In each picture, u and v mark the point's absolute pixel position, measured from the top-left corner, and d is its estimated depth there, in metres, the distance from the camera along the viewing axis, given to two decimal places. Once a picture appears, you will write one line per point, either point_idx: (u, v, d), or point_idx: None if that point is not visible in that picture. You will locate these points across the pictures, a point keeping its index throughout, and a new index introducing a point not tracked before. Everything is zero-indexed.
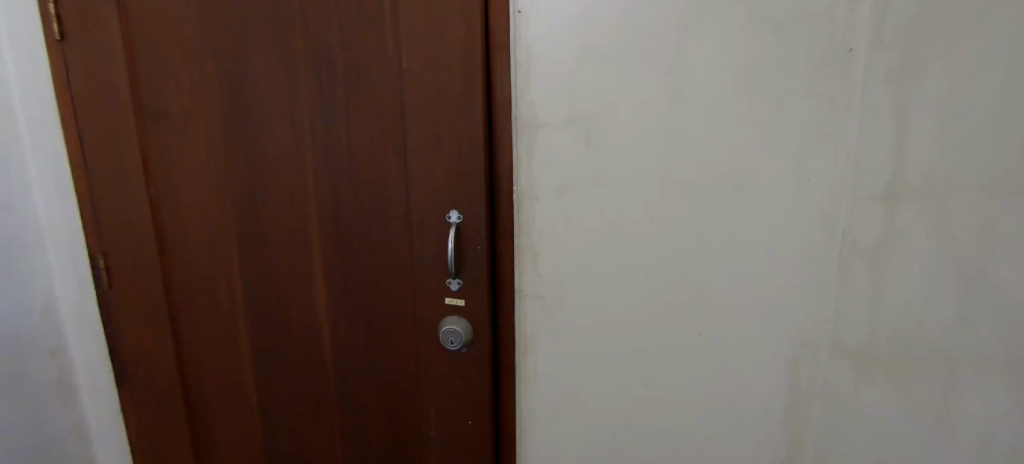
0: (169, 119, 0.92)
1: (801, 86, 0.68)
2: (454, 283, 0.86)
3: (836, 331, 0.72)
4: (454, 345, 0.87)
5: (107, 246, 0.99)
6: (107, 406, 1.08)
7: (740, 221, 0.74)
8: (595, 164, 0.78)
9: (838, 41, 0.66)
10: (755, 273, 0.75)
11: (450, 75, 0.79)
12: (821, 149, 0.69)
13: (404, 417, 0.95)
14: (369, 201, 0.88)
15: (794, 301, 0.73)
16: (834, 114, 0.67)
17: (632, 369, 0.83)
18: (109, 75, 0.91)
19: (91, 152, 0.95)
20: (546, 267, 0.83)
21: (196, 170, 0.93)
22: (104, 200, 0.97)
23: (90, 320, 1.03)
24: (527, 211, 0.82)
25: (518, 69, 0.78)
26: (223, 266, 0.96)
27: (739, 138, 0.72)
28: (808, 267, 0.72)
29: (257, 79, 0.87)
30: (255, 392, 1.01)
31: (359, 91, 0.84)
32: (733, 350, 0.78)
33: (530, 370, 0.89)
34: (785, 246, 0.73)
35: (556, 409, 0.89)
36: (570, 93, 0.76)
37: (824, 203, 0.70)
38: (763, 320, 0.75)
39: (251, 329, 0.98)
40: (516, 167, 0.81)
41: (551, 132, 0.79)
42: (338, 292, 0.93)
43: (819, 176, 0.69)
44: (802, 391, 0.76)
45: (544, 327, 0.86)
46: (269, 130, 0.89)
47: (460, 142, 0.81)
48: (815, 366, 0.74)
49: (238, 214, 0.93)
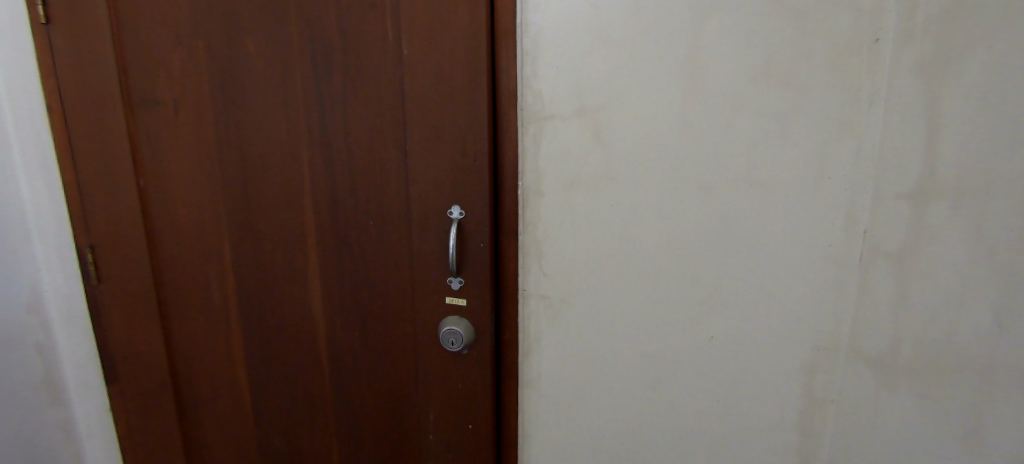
0: (160, 107, 0.88)
1: (823, 79, 0.65)
2: (455, 282, 0.83)
3: (856, 337, 0.68)
4: (455, 346, 0.83)
5: (95, 239, 0.95)
6: (96, 405, 1.05)
7: (757, 221, 0.70)
8: (604, 159, 0.74)
9: (863, 30, 0.62)
10: (772, 275, 0.71)
11: (452, 62, 0.75)
12: (843, 143, 0.65)
13: (402, 418, 0.92)
14: (367, 194, 0.84)
15: (813, 305, 0.70)
16: (857, 107, 0.64)
17: (639, 372, 0.80)
18: (96, 61, 0.87)
19: (78, 141, 0.91)
20: (551, 266, 0.80)
21: (187, 160, 0.89)
22: (91, 190, 0.93)
23: (78, 315, 0.99)
24: (532, 207, 0.79)
25: (525, 58, 0.74)
26: (215, 259, 0.93)
27: (758, 133, 0.68)
28: (828, 269, 0.68)
29: (251, 66, 0.84)
30: (249, 391, 0.97)
31: (357, 79, 0.80)
32: (747, 355, 0.74)
33: (533, 372, 0.85)
34: (805, 247, 0.69)
35: (560, 413, 0.85)
36: (578, 83, 0.73)
37: (846, 202, 0.66)
38: (779, 325, 0.72)
39: (244, 324, 0.94)
40: (521, 161, 0.78)
41: (558, 124, 0.75)
42: (334, 289, 0.89)
43: (841, 174, 0.66)
44: (817, 398, 0.72)
45: (548, 328, 0.82)
46: (262, 118, 0.85)
47: (462, 134, 0.77)
48: (832, 373, 0.71)
49: (230, 205, 0.90)
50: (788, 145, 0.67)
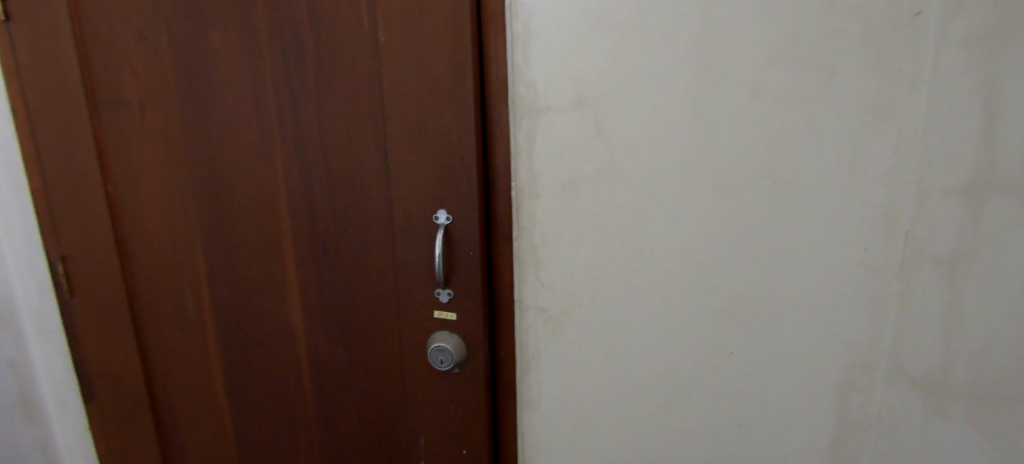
0: (126, 108, 0.82)
1: (857, 58, 0.56)
2: (443, 294, 0.75)
3: (895, 352, 0.60)
4: (444, 365, 0.75)
5: (64, 249, 0.88)
6: (75, 425, 0.98)
7: (781, 221, 0.61)
8: (606, 156, 0.66)
9: (902, 3, 0.53)
10: (798, 284, 0.62)
11: (435, 51, 0.68)
12: (878, 133, 0.56)
13: (391, 441, 0.85)
14: (347, 198, 0.77)
15: (846, 319, 0.61)
16: (894, 92, 0.55)
17: (651, 393, 0.71)
18: (59, 58, 0.80)
19: (43, 142, 0.84)
20: (549, 276, 0.72)
21: (157, 164, 0.83)
22: (58, 196, 0.86)
23: (51, 329, 0.93)
24: (527, 212, 0.71)
25: (516, 45, 0.67)
26: (188, 270, 0.86)
27: (780, 121, 0.59)
28: (864, 277, 0.59)
29: (219, 62, 0.77)
30: (230, 415, 0.91)
31: (332, 71, 0.73)
32: (773, 374, 0.65)
33: (533, 391, 0.77)
34: (838, 253, 0.60)
35: (563, 436, 0.77)
36: (577, 72, 0.65)
37: (883, 201, 0.57)
38: (808, 341, 0.63)
39: (222, 338, 0.88)
40: (514, 160, 0.70)
41: (554, 118, 0.67)
42: (314, 300, 0.82)
43: (877, 169, 0.57)
44: (852, 421, 0.63)
45: (548, 344, 0.75)
46: (232, 118, 0.79)
47: (446, 130, 0.69)
48: (869, 394, 0.62)
49: (203, 210, 0.83)
50: (815, 136, 0.58)
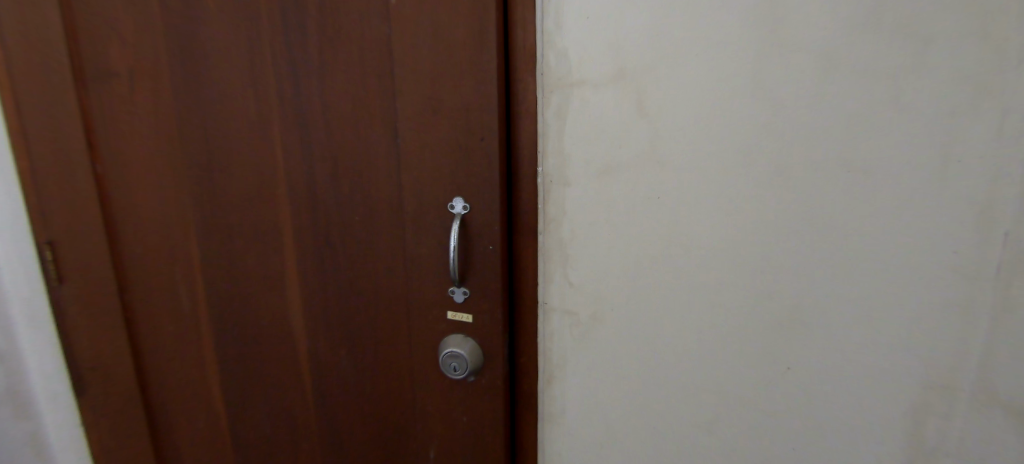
0: (114, 80, 0.75)
1: (958, 21, 0.45)
2: (458, 293, 0.67)
3: (989, 375, 0.50)
4: (457, 372, 0.68)
5: (51, 233, 0.81)
6: (66, 419, 0.93)
7: (856, 218, 0.51)
8: (648, 137, 0.57)
9: None
10: (876, 293, 0.52)
11: (452, 13, 0.59)
12: (977, 115, 0.46)
13: (396, 450, 0.77)
14: (352, 182, 0.69)
15: (932, 336, 0.51)
16: (999, 65, 0.45)
17: (691, 411, 0.63)
18: (43, 25, 0.74)
19: (27, 117, 0.78)
20: (578, 274, 0.64)
21: (147, 142, 0.77)
22: (43, 175, 0.79)
23: (40, 317, 0.87)
24: (555, 202, 0.63)
25: (546, 9, 0.58)
26: (182, 258, 0.80)
27: (857, 97, 0.49)
28: (957, 287, 0.50)
29: (214, 29, 0.70)
30: (226, 414, 0.84)
31: (337, 39, 0.65)
32: (838, 397, 0.56)
33: (556, 402, 0.69)
34: (927, 258, 0.50)
35: (589, 452, 0.69)
36: (617, 41, 0.56)
37: (982, 197, 0.47)
38: (884, 360, 0.53)
39: (217, 332, 0.81)
40: (542, 142, 0.62)
41: (589, 93, 0.58)
42: (316, 295, 0.75)
43: (974, 158, 0.47)
44: (930, 452, 0.54)
45: (575, 351, 0.66)
46: (227, 93, 0.71)
47: (463, 106, 0.61)
48: (954, 423, 0.52)
49: (196, 192, 0.76)
50: (902, 116, 0.48)
